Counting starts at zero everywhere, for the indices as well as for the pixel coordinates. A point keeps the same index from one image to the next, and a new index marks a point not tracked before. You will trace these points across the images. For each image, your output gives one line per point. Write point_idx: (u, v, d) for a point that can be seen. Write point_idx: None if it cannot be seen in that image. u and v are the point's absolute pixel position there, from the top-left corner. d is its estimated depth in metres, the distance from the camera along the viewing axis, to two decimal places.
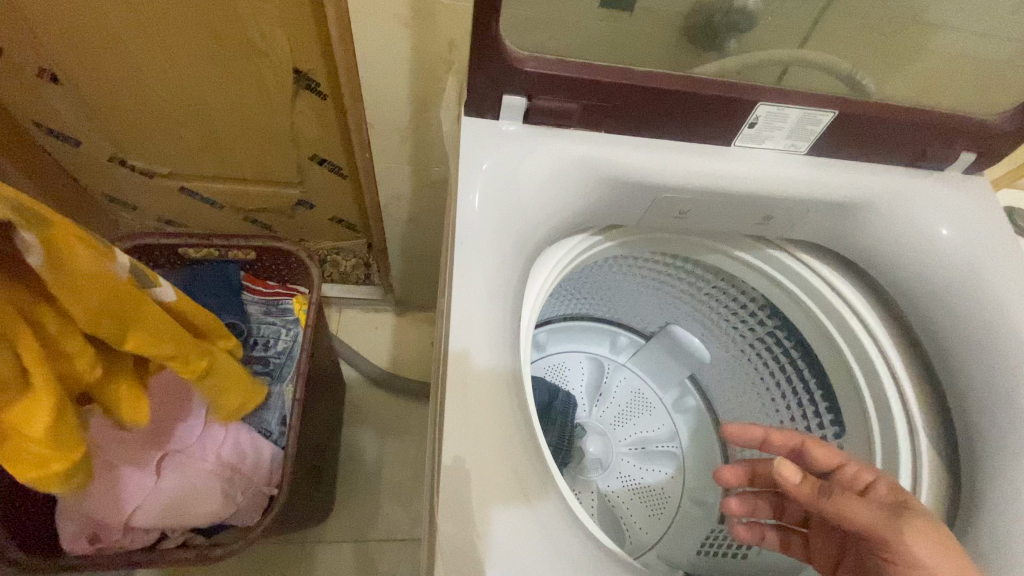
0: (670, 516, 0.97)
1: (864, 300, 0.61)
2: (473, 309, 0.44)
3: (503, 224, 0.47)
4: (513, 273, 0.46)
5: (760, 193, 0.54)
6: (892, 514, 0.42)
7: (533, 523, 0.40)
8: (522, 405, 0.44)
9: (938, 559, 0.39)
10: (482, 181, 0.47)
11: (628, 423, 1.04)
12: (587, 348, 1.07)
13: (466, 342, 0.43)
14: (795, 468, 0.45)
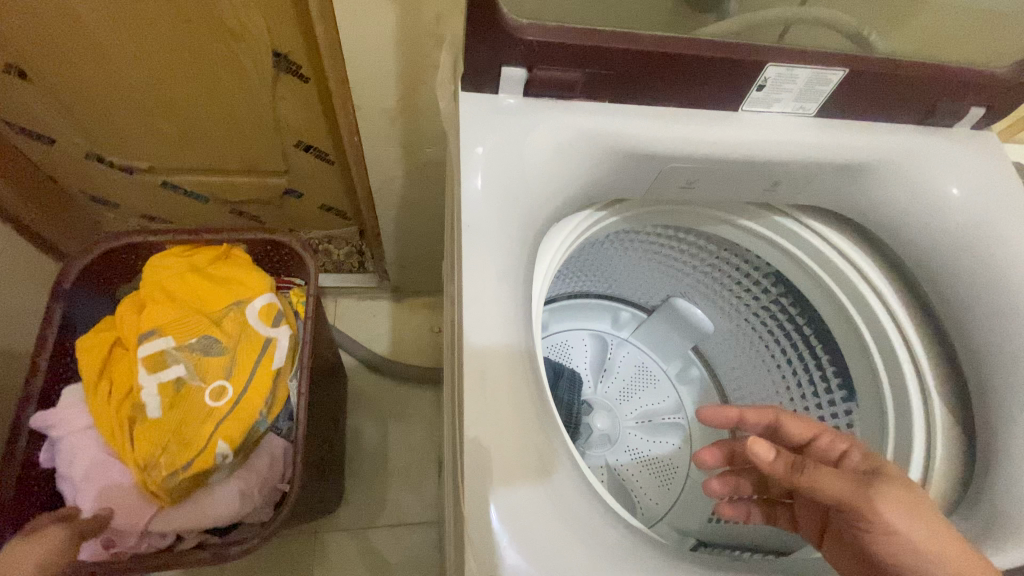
0: (678, 485, 0.98)
1: (872, 264, 0.61)
2: (485, 292, 0.42)
3: (511, 203, 0.45)
4: (523, 254, 0.45)
5: (771, 158, 0.52)
6: (862, 483, 0.40)
7: (562, 511, 0.39)
8: (536, 386, 0.43)
9: (913, 526, 0.38)
10: (486, 160, 0.45)
11: (633, 397, 1.05)
12: (589, 325, 1.07)
13: (477, 326, 0.41)
14: (769, 444, 0.43)
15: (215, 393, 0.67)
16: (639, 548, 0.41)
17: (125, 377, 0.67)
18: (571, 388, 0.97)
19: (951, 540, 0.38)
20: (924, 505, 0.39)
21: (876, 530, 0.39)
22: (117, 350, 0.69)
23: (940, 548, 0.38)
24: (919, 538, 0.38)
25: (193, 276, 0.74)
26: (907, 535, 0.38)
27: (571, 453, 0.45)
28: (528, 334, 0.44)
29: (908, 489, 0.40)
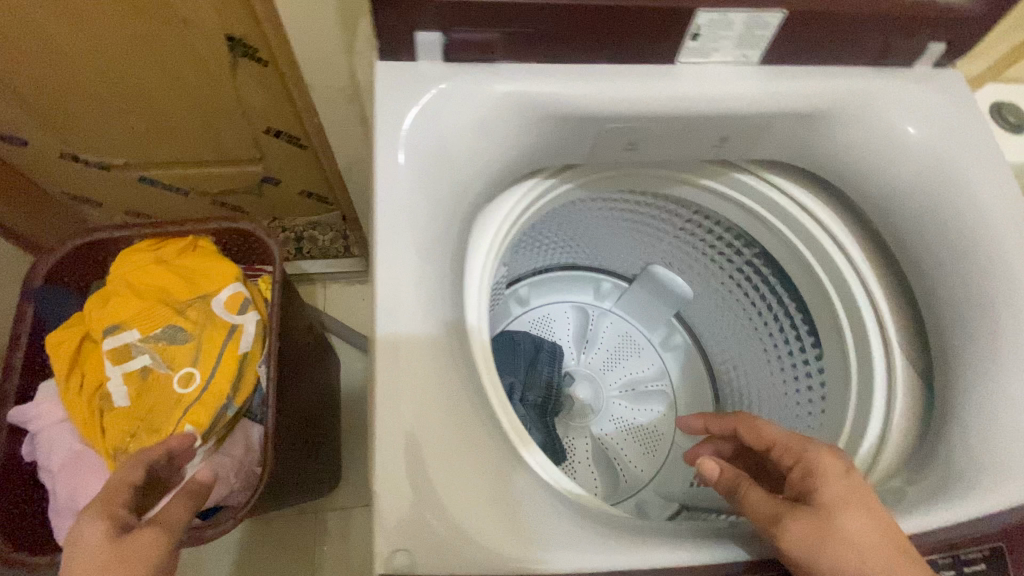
0: (663, 452, 0.99)
1: (836, 218, 0.59)
2: (403, 270, 0.40)
3: (432, 176, 0.43)
4: (449, 230, 0.44)
5: (715, 111, 0.50)
6: (779, 509, 0.42)
7: (483, 495, 0.38)
8: (461, 364, 0.42)
9: (814, 555, 0.39)
10: (406, 131, 0.43)
11: (617, 367, 1.04)
12: (570, 297, 1.07)
13: (396, 305, 0.40)
14: (717, 465, 0.48)
15: (183, 380, 0.68)
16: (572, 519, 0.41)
17: (93, 370, 0.68)
18: (550, 361, 0.98)
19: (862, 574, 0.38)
20: (830, 538, 0.40)
21: (780, 552, 0.41)
22: (87, 344, 0.70)
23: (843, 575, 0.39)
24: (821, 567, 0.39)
25: (158, 268, 0.75)
26: (807, 562, 0.40)
27: (505, 429, 0.44)
28: (455, 311, 0.43)
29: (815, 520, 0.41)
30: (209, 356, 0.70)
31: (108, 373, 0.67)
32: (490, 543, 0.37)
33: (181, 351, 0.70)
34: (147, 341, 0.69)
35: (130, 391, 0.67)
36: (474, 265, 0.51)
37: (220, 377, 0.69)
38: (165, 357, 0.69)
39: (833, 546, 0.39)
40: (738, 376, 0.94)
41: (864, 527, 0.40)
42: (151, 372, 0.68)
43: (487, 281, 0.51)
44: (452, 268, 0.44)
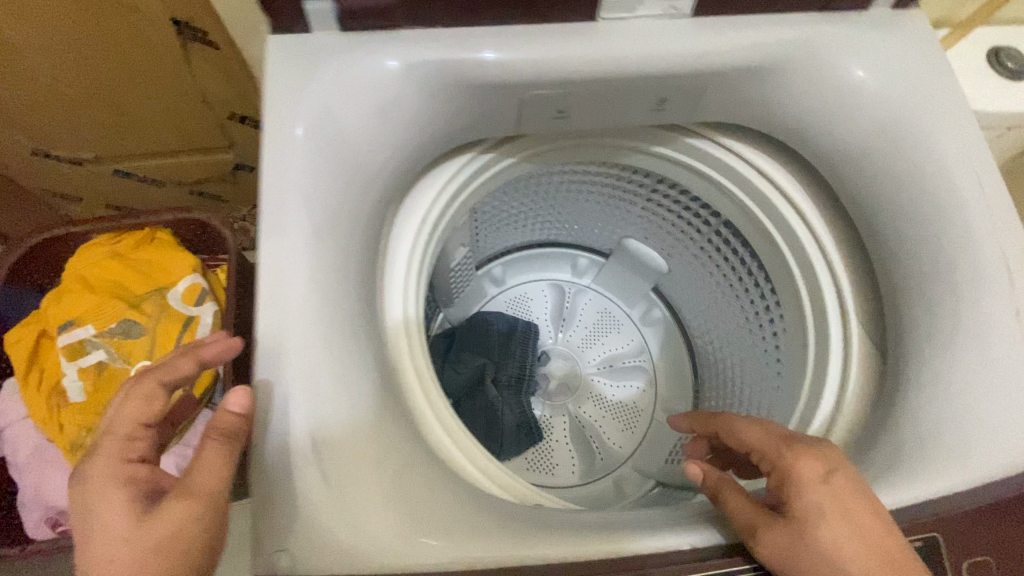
0: (642, 428, 0.97)
1: (794, 182, 0.55)
2: (293, 262, 0.38)
3: (327, 158, 0.41)
4: (351, 215, 0.42)
5: (647, 71, 0.46)
6: (759, 519, 0.40)
7: (380, 493, 0.37)
8: (359, 355, 0.40)
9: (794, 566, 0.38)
10: (302, 109, 0.41)
11: (596, 343, 1.02)
12: (546, 275, 1.04)
13: (283, 299, 0.38)
14: (701, 467, 0.46)
15: (141, 373, 0.69)
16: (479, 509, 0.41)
17: (49, 366, 0.68)
18: (524, 341, 0.96)
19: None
20: (815, 558, 0.38)
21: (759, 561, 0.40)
22: (43, 340, 0.70)
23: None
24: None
25: (112, 262, 0.74)
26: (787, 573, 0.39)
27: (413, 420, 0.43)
28: (355, 303, 0.41)
29: (800, 541, 0.38)
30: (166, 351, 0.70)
31: (64, 369, 0.67)
32: (394, 540, 0.36)
33: (138, 346, 0.70)
34: (104, 337, 0.69)
35: (86, 387, 0.67)
36: (400, 252, 0.50)
37: None
38: (121, 352, 0.69)
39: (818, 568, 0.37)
40: (717, 350, 0.92)
41: (847, 538, 0.38)
42: (108, 368, 0.68)
43: (414, 266, 0.50)
44: (355, 256, 0.42)
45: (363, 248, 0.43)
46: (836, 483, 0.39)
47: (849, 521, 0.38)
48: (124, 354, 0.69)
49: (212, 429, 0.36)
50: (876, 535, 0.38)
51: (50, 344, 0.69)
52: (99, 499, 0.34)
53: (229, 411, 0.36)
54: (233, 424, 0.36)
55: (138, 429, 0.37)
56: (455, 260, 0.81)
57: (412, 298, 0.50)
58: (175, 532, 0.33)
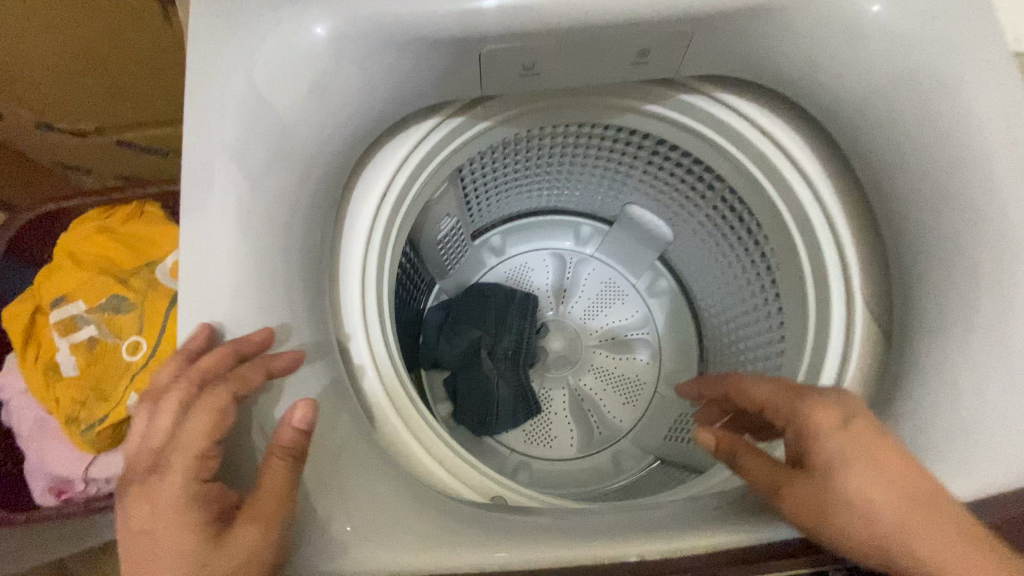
0: (645, 402, 0.94)
1: (798, 141, 0.50)
2: (223, 234, 0.40)
3: (265, 134, 0.40)
4: (291, 196, 0.42)
5: (622, 16, 0.40)
6: (779, 478, 0.41)
7: (333, 473, 0.39)
8: (296, 331, 0.41)
9: (818, 519, 0.39)
10: (249, 86, 0.39)
11: (599, 315, 0.98)
12: (548, 244, 1.00)
13: (214, 269, 0.39)
14: (712, 432, 0.48)
15: (131, 348, 0.68)
16: (417, 514, 0.40)
17: (44, 341, 0.69)
18: (523, 312, 0.93)
19: (881, 537, 0.37)
20: (841, 505, 0.38)
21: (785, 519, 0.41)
22: (38, 316, 0.71)
23: (847, 532, 0.38)
24: (828, 529, 0.38)
25: (102, 238, 0.74)
26: (812, 528, 0.39)
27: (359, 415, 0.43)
28: (294, 281, 0.42)
29: (828, 489, 0.39)
30: (151, 326, 0.69)
31: (57, 345, 0.68)
32: (346, 526, 0.38)
33: (126, 321, 0.70)
34: (94, 313, 0.69)
35: (79, 362, 0.68)
36: (359, 226, 0.48)
37: (162, 348, 0.68)
38: (111, 328, 0.69)
39: (845, 513, 0.38)
40: (722, 323, 0.87)
41: (869, 483, 0.38)
42: (97, 345, 0.68)
43: (378, 241, 0.49)
44: (297, 237, 0.42)
45: (306, 232, 0.43)
46: (854, 429, 0.39)
47: (870, 466, 0.38)
48: (113, 330, 0.69)
49: (277, 448, 0.37)
50: (903, 476, 0.38)
51: (44, 319, 0.70)
52: (167, 518, 0.35)
53: (294, 426, 0.37)
54: (299, 442, 0.37)
55: (206, 447, 0.36)
56: (443, 231, 0.78)
57: (371, 282, 0.48)
58: (253, 552, 0.35)
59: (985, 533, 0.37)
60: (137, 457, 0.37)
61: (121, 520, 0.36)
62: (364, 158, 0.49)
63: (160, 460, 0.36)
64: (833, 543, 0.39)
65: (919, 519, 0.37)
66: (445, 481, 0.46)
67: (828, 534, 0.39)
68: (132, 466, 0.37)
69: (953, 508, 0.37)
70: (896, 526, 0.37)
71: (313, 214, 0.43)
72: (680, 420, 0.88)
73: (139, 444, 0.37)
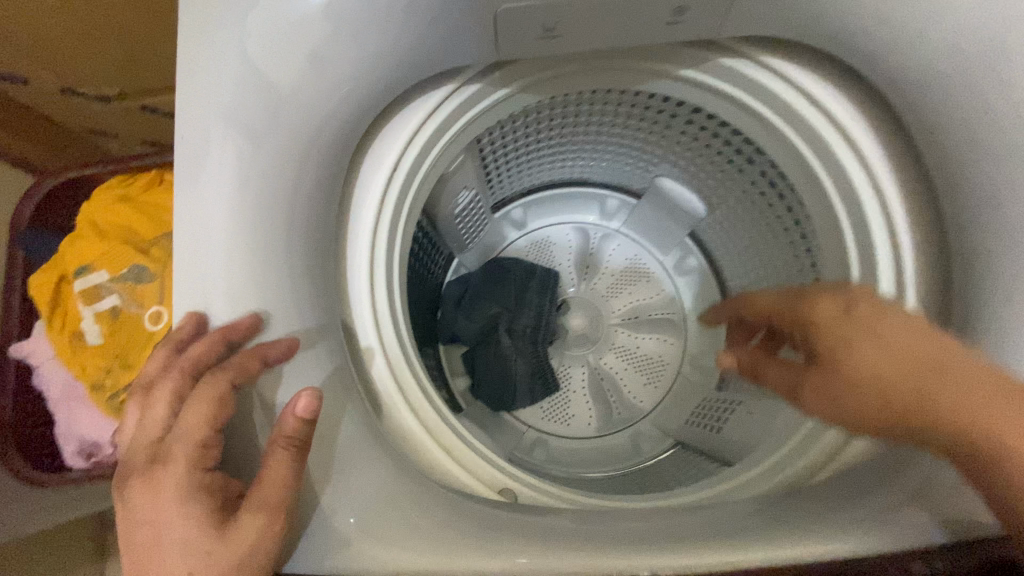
0: (667, 383, 0.91)
1: (851, 109, 0.48)
2: (214, 207, 0.39)
3: (268, 109, 0.39)
4: (291, 175, 0.40)
5: None
6: (795, 381, 0.52)
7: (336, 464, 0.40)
8: (290, 312, 0.41)
9: (836, 403, 0.47)
10: (252, 50, 0.38)
11: (623, 292, 0.95)
12: (571, 217, 0.96)
13: (206, 243, 0.39)
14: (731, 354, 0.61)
15: (153, 318, 0.69)
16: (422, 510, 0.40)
17: (71, 308, 0.70)
18: (543, 289, 0.91)
19: (888, 401, 0.43)
20: (839, 373, 0.47)
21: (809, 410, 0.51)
22: (63, 283, 0.72)
23: (863, 404, 0.45)
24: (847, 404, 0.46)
25: (122, 206, 0.74)
26: (834, 410, 0.48)
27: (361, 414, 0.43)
28: (290, 261, 0.41)
29: (833, 364, 0.48)
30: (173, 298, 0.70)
31: (82, 313, 0.70)
32: (350, 517, 0.39)
33: (147, 292, 0.70)
34: (116, 282, 0.70)
35: (104, 330, 0.69)
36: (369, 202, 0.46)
37: None
38: (135, 298, 0.70)
39: (848, 381, 0.46)
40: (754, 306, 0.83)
41: (873, 354, 0.45)
42: (121, 315, 0.69)
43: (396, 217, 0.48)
44: (296, 217, 0.41)
45: (307, 213, 0.42)
46: (857, 312, 0.47)
47: (871, 340, 0.45)
48: (136, 300, 0.70)
49: (280, 438, 0.37)
50: (909, 346, 0.43)
51: (69, 287, 0.71)
52: (170, 507, 0.35)
53: (296, 415, 0.37)
54: (302, 431, 0.37)
55: (207, 435, 0.36)
56: (460, 205, 0.76)
57: (380, 266, 0.46)
58: (258, 540, 0.35)
59: (1011, 386, 0.39)
60: (137, 446, 0.38)
61: (123, 508, 0.36)
62: (368, 133, 0.47)
63: (159, 450, 0.37)
64: (848, 411, 0.46)
65: (927, 381, 0.42)
66: (454, 476, 0.46)
67: (841, 402, 0.47)
68: (132, 456, 0.37)
69: (964, 367, 0.41)
70: (909, 393, 0.42)
71: (314, 195, 0.42)
72: (704, 405, 0.85)
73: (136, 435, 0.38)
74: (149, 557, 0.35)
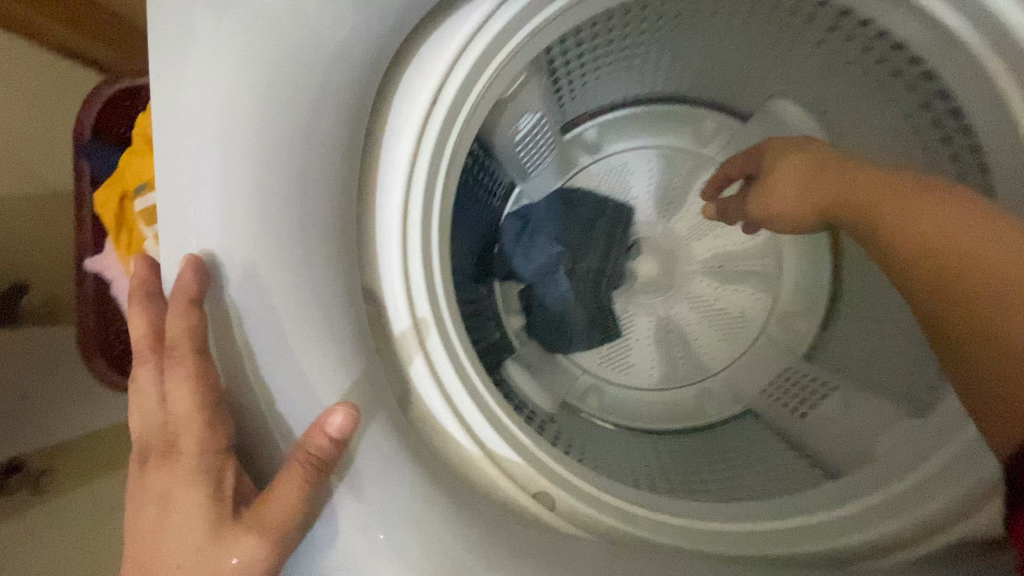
0: (745, 342, 0.82)
1: None
2: (212, 163, 0.37)
3: (261, 54, 0.37)
4: (295, 126, 0.38)
5: None
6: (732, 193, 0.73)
7: (372, 470, 0.39)
8: (300, 274, 0.39)
9: (782, 203, 0.57)
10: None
11: (707, 235, 0.82)
12: (653, 141, 0.83)
13: (202, 197, 0.37)
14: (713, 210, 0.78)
15: None
16: (452, 516, 0.39)
17: (133, 229, 0.71)
18: (609, 228, 0.82)
19: (822, 204, 0.53)
20: (776, 192, 0.58)
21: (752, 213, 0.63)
22: (125, 202, 0.72)
23: (789, 205, 0.57)
24: (785, 208, 0.57)
25: None
26: (774, 212, 0.59)
27: (379, 399, 0.41)
28: (299, 220, 0.39)
29: (770, 182, 0.59)
30: None
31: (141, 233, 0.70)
32: (382, 534, 0.37)
33: None
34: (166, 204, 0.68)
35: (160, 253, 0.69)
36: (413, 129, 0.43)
37: None
38: None
39: (788, 195, 0.57)
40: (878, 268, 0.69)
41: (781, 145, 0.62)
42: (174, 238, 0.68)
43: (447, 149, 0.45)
44: (305, 172, 0.39)
45: (316, 168, 0.39)
46: (810, 152, 0.57)
47: (801, 158, 0.57)
48: None
49: (302, 453, 0.36)
50: (840, 161, 0.54)
51: (129, 206, 0.72)
52: (181, 496, 0.36)
53: (326, 434, 0.37)
54: (323, 451, 0.36)
55: (211, 423, 0.37)
56: (524, 127, 0.68)
57: (414, 226, 0.43)
58: (250, 556, 0.35)
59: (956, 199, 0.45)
60: (151, 421, 0.38)
61: (139, 478, 0.37)
62: (388, 69, 0.42)
63: (171, 429, 0.37)
64: (792, 217, 0.57)
65: (869, 190, 0.49)
66: (485, 474, 0.43)
67: (786, 213, 0.57)
68: (147, 431, 0.38)
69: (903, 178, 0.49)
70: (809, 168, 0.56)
71: (324, 147, 0.39)
72: (779, 377, 0.78)
73: (147, 411, 0.38)
74: (149, 534, 0.36)
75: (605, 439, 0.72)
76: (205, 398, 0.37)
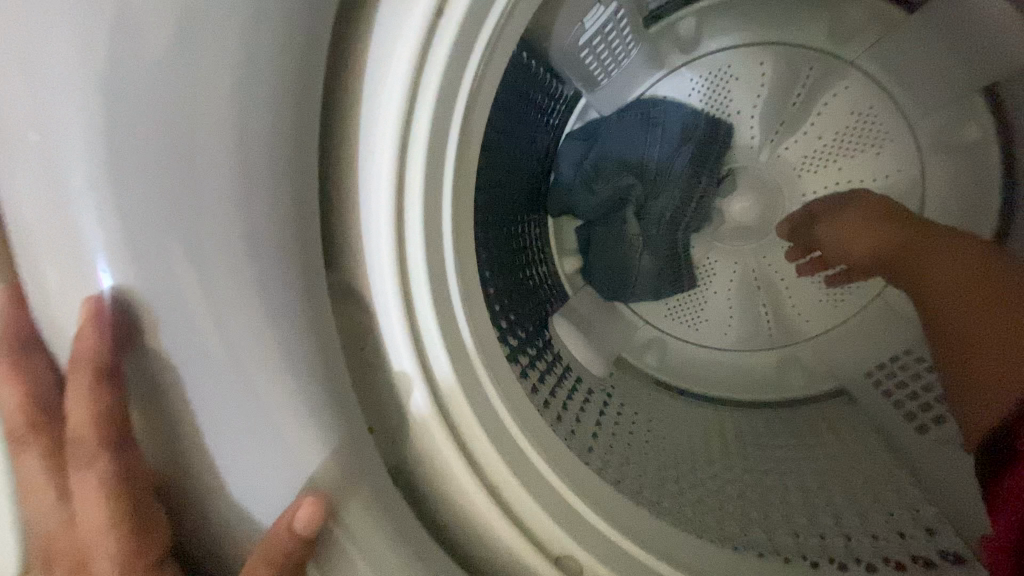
0: (852, 305, 0.67)
1: None
2: (70, 108, 0.24)
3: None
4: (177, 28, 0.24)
5: None
6: (809, 220, 0.63)
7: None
8: (220, 262, 0.25)
9: (851, 215, 0.60)
10: None
11: (827, 163, 0.65)
12: (765, 36, 0.65)
13: (72, 177, 0.24)
14: (786, 230, 0.65)
15: None
16: None
17: None
18: (698, 151, 0.66)
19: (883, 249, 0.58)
20: (842, 224, 0.60)
21: (824, 222, 0.61)
22: None
23: (854, 212, 0.59)
24: (851, 217, 0.59)
25: None
26: (833, 215, 0.61)
27: (357, 429, 0.29)
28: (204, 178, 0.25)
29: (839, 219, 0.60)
30: None
31: None
32: None
33: None
34: None
35: None
36: (404, 48, 0.28)
37: None
38: None
39: (855, 215, 0.59)
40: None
41: (864, 215, 0.59)
42: None
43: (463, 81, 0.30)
44: (203, 100, 0.25)
45: (215, 92, 0.25)
46: (864, 199, 0.60)
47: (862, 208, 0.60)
48: None
49: (263, 563, 0.26)
50: (895, 220, 0.58)
51: None
52: None
53: (295, 535, 0.26)
54: (290, 557, 0.26)
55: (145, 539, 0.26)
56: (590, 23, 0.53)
57: (413, 171, 0.29)
58: None
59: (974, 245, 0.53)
60: (47, 519, 0.27)
61: None
62: None
63: (74, 534, 0.26)
64: (850, 255, 0.60)
65: (919, 235, 0.55)
66: (494, 538, 0.31)
67: (848, 253, 0.61)
68: (49, 538, 0.27)
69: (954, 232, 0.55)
70: (883, 207, 0.59)
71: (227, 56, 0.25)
72: (883, 371, 0.62)
73: (43, 516, 0.27)
74: None
75: (664, 425, 0.60)
76: (125, 508, 0.25)
